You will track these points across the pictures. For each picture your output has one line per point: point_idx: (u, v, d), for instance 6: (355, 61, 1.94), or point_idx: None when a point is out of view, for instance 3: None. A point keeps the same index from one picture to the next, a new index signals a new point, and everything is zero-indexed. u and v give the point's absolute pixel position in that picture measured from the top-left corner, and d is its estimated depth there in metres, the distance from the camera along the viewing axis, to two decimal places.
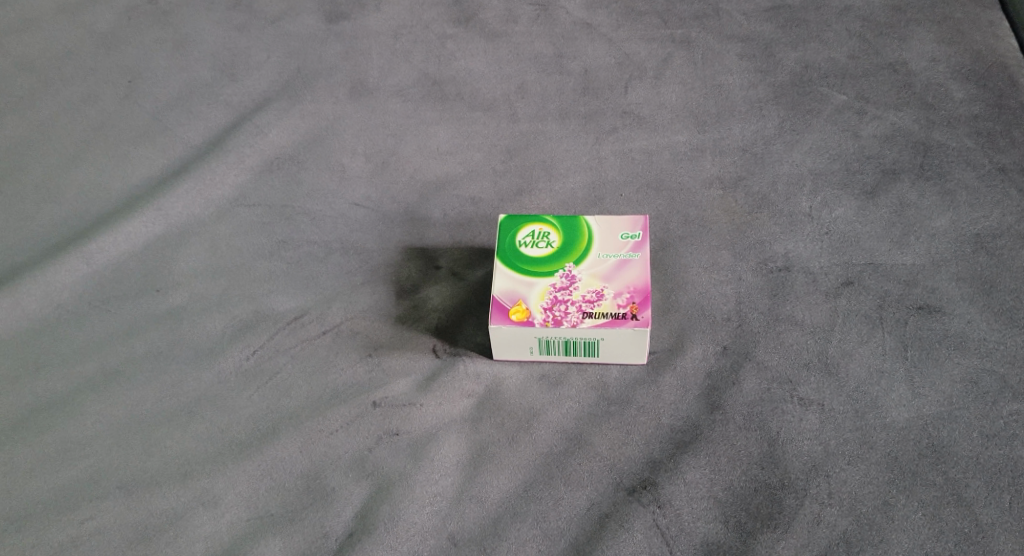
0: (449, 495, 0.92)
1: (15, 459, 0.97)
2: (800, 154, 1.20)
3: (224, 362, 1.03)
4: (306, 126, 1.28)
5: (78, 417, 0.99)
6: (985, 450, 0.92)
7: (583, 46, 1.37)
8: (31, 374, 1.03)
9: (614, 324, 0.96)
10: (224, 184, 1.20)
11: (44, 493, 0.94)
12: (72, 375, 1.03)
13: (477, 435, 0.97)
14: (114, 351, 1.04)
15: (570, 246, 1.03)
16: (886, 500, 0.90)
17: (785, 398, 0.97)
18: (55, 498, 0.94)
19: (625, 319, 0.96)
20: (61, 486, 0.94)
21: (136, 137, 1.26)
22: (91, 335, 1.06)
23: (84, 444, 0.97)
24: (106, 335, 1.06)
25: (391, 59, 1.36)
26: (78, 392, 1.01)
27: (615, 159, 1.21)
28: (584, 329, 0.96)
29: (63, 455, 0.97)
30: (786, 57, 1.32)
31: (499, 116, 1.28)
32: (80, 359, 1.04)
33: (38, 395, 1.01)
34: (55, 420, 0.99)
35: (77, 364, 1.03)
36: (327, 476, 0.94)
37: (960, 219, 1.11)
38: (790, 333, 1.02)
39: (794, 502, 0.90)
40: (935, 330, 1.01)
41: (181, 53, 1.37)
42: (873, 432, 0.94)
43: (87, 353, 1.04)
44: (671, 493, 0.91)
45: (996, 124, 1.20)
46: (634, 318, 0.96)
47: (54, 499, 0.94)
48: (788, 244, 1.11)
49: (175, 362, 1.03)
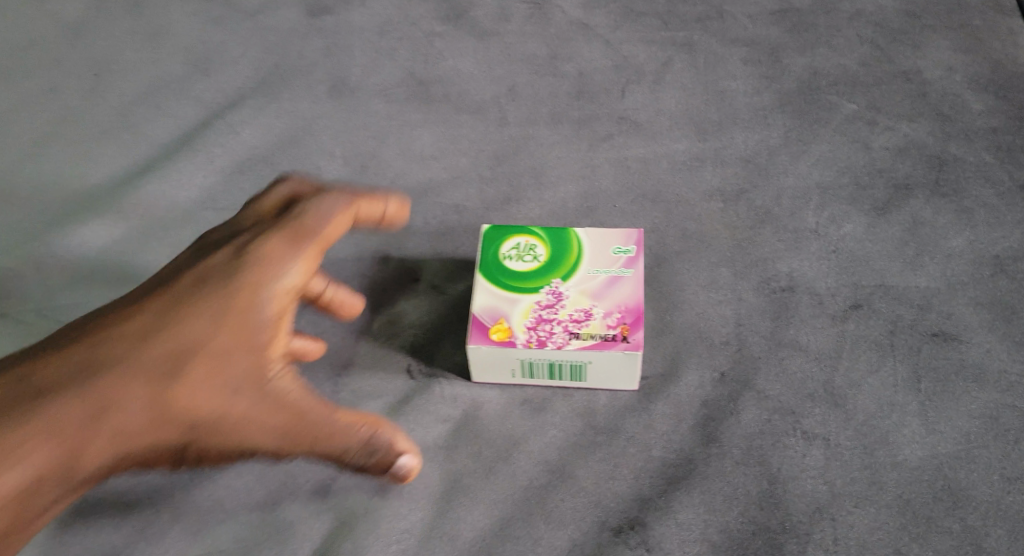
0: (417, 532, 0.85)
1: (127, 427, 0.76)
2: (807, 167, 1.12)
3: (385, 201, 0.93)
4: (281, 126, 1.20)
5: (254, 340, 0.80)
6: (1006, 495, 0.85)
7: (578, 48, 1.29)
8: (185, 303, 0.79)
9: (603, 347, 0.88)
10: (191, 187, 1.13)
11: (132, 454, 0.78)
12: (116, 323, 0.78)
13: (452, 466, 0.89)
14: (290, 266, 0.82)
15: (558, 260, 0.95)
16: (897, 549, 0.82)
17: (787, 432, 0.89)
18: (211, 454, 0.82)
19: (616, 341, 0.88)
20: (269, 429, 0.80)
21: (100, 134, 1.18)
22: (196, 273, 0.82)
23: (262, 367, 0.80)
24: (249, 247, 0.83)
25: (375, 57, 1.28)
26: (210, 337, 0.79)
27: (609, 167, 1.14)
28: (570, 352, 0.88)
29: (274, 394, 0.80)
30: (793, 62, 1.24)
31: (487, 119, 1.20)
32: (252, 268, 0.81)
33: (276, 297, 0.81)
34: (205, 358, 0.78)
35: (254, 283, 0.80)
36: (285, 509, 0.86)
37: (978, 239, 1.04)
38: (794, 359, 0.95)
39: (796, 548, 0.82)
40: (952, 360, 0.94)
41: (152, 45, 1.29)
42: (883, 471, 0.87)
43: (214, 283, 0.81)
44: (661, 535, 0.83)
45: (1017, 139, 1.13)
46: (626, 340, 0.88)
47: (89, 471, 0.76)
48: (793, 262, 1.03)
49: (368, 199, 0.91)
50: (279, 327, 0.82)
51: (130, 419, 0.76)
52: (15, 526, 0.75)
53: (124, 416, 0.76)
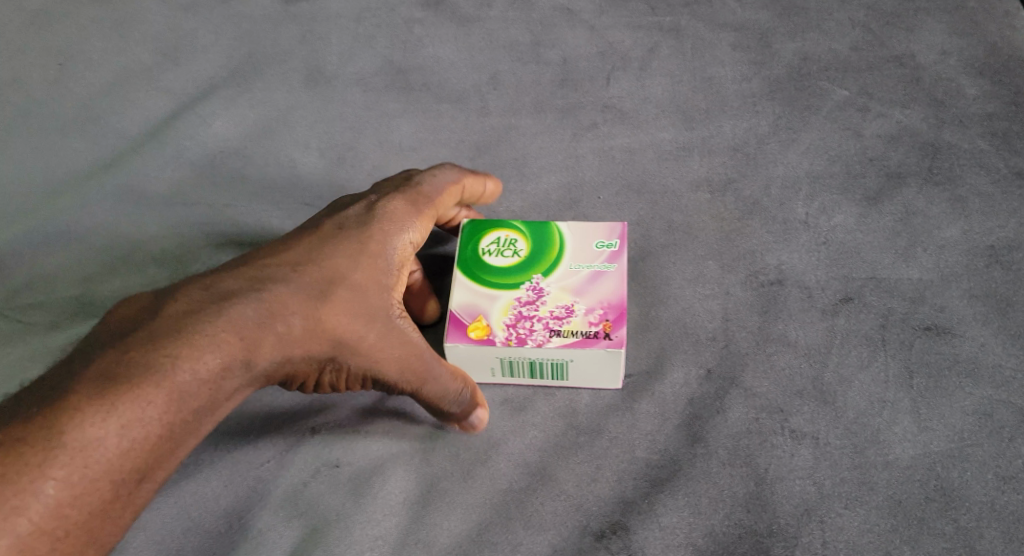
0: (392, 539, 0.82)
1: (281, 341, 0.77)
2: (796, 156, 1.09)
3: (485, 181, 0.99)
4: (255, 118, 1.16)
5: (386, 277, 0.83)
6: (1001, 495, 0.82)
7: (562, 33, 1.25)
8: (331, 242, 0.83)
9: (585, 345, 0.85)
10: (159, 180, 1.10)
11: (280, 372, 0.79)
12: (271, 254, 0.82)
13: (428, 469, 0.86)
14: (412, 224, 0.87)
15: (539, 255, 0.91)
16: (888, 552, 0.79)
17: (775, 431, 0.87)
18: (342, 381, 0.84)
19: (597, 338, 0.85)
20: (392, 363, 0.82)
21: (65, 126, 1.14)
22: (338, 220, 0.85)
23: (389, 303, 0.83)
24: (380, 203, 0.87)
25: (352, 45, 1.24)
26: (351, 271, 0.81)
27: (593, 158, 1.10)
28: (550, 349, 0.85)
29: (401, 329, 0.82)
30: (783, 48, 1.21)
31: (468, 109, 1.17)
32: (383, 220, 0.85)
33: (400, 249, 0.85)
34: (349, 288, 0.81)
35: (389, 225, 0.85)
36: (255, 515, 0.83)
37: (972, 229, 1.00)
38: (782, 355, 0.92)
39: (783, 552, 0.80)
40: (945, 355, 0.91)
41: (121, 33, 1.24)
42: (874, 471, 0.84)
43: (354, 231, 0.84)
44: (644, 540, 0.81)
45: (1013, 124, 1.09)
46: (608, 337, 0.85)
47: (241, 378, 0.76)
48: (782, 254, 1.00)
49: (472, 178, 0.96)
50: (401, 271, 0.86)
51: (286, 334, 0.77)
52: (158, 449, 0.71)
53: (284, 328, 0.77)
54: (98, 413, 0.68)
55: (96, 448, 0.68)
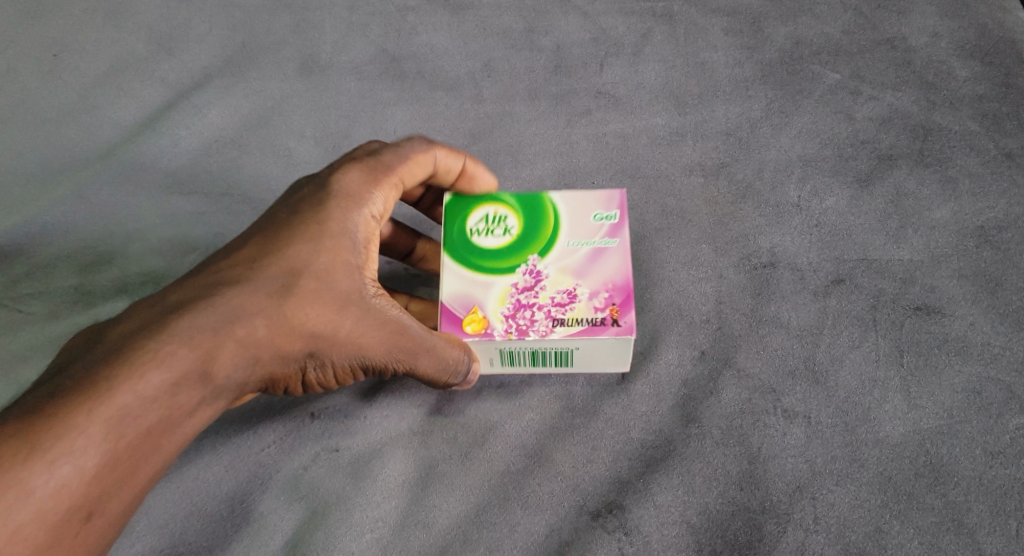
0: (392, 520, 0.83)
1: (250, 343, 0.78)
2: (788, 139, 1.10)
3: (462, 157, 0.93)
4: (250, 107, 1.17)
5: (351, 262, 0.84)
6: (989, 469, 0.84)
7: (556, 20, 1.24)
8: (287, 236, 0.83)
9: (592, 333, 0.85)
10: (156, 170, 1.11)
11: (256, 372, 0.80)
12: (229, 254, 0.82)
13: (426, 452, 0.87)
14: (370, 203, 0.86)
15: (533, 234, 0.91)
16: (879, 527, 0.81)
17: (768, 410, 0.88)
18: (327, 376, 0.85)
19: (605, 325, 0.85)
20: (370, 348, 0.83)
21: (60, 116, 1.15)
22: (292, 210, 0.85)
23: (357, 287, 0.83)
24: (332, 184, 0.86)
25: (346, 34, 1.24)
26: (314, 259, 0.82)
27: (587, 144, 1.12)
28: (555, 340, 0.85)
29: (377, 310, 0.83)
30: (774, 32, 1.20)
31: (462, 96, 1.18)
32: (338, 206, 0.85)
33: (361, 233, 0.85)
34: (314, 279, 0.81)
35: (347, 203, 0.85)
36: (255, 499, 0.84)
37: (962, 210, 1.01)
38: (774, 337, 0.93)
39: (776, 529, 0.81)
40: (935, 334, 0.92)
41: (114, 23, 1.24)
42: (865, 448, 0.85)
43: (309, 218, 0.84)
44: (640, 518, 0.82)
45: (1003, 106, 1.10)
46: (616, 324, 0.85)
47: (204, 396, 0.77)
48: (774, 237, 1.01)
49: (447, 152, 0.92)
50: (367, 252, 0.86)
51: (250, 337, 0.78)
52: (136, 454, 0.74)
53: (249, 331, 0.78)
54: (62, 429, 0.70)
55: (65, 462, 0.70)
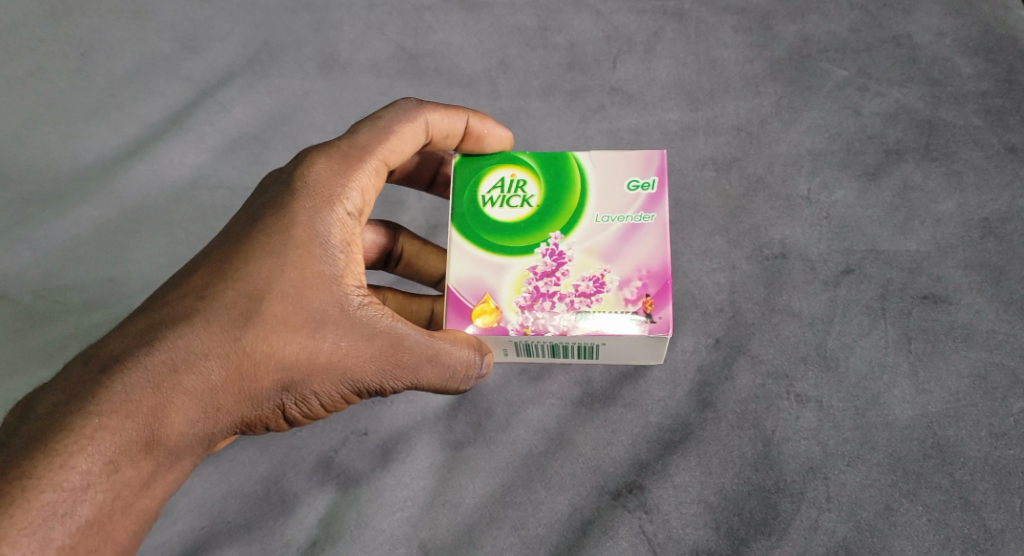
0: (421, 500, 0.87)
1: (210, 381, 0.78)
2: (798, 134, 1.12)
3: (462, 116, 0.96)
4: (272, 104, 1.20)
5: (324, 272, 0.83)
6: (995, 450, 0.88)
7: (569, 18, 1.25)
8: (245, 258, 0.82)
9: (620, 331, 0.86)
10: (183, 165, 1.15)
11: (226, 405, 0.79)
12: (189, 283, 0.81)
13: (452, 435, 0.91)
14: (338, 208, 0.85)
15: (554, 211, 0.91)
16: (888, 505, 0.86)
17: (781, 395, 0.91)
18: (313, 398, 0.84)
19: (636, 319, 0.86)
20: (354, 361, 0.82)
21: (88, 113, 1.18)
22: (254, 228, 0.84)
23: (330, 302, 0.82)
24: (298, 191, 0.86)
25: (364, 32, 1.25)
26: (274, 281, 0.81)
27: (601, 139, 1.16)
28: (577, 336, 0.86)
29: (356, 322, 0.82)
30: (783, 30, 1.20)
31: (478, 93, 1.21)
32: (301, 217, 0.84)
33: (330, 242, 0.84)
34: (279, 299, 0.81)
35: (312, 211, 0.84)
36: (289, 480, 0.88)
37: (967, 202, 1.05)
38: (786, 325, 0.96)
39: (790, 507, 0.86)
40: (942, 322, 0.95)
41: (138, 24, 1.25)
42: (875, 431, 0.89)
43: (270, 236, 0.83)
44: (659, 498, 0.86)
45: (1006, 101, 1.12)
46: (649, 320, 0.85)
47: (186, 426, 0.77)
48: (785, 229, 1.04)
49: (441, 115, 0.94)
50: (344, 256, 0.85)
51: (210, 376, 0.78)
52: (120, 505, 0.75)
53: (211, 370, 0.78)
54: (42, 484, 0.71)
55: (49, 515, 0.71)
